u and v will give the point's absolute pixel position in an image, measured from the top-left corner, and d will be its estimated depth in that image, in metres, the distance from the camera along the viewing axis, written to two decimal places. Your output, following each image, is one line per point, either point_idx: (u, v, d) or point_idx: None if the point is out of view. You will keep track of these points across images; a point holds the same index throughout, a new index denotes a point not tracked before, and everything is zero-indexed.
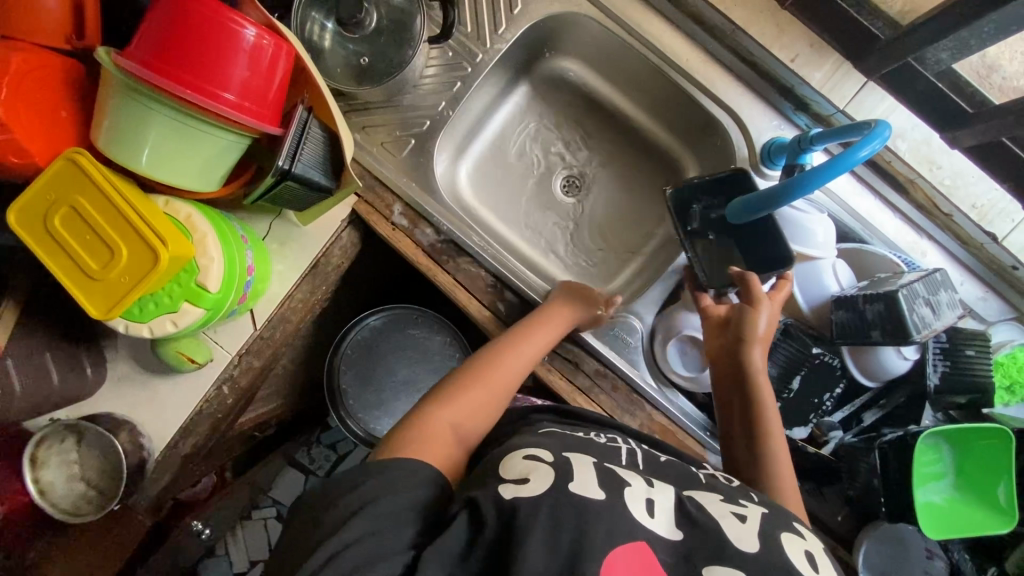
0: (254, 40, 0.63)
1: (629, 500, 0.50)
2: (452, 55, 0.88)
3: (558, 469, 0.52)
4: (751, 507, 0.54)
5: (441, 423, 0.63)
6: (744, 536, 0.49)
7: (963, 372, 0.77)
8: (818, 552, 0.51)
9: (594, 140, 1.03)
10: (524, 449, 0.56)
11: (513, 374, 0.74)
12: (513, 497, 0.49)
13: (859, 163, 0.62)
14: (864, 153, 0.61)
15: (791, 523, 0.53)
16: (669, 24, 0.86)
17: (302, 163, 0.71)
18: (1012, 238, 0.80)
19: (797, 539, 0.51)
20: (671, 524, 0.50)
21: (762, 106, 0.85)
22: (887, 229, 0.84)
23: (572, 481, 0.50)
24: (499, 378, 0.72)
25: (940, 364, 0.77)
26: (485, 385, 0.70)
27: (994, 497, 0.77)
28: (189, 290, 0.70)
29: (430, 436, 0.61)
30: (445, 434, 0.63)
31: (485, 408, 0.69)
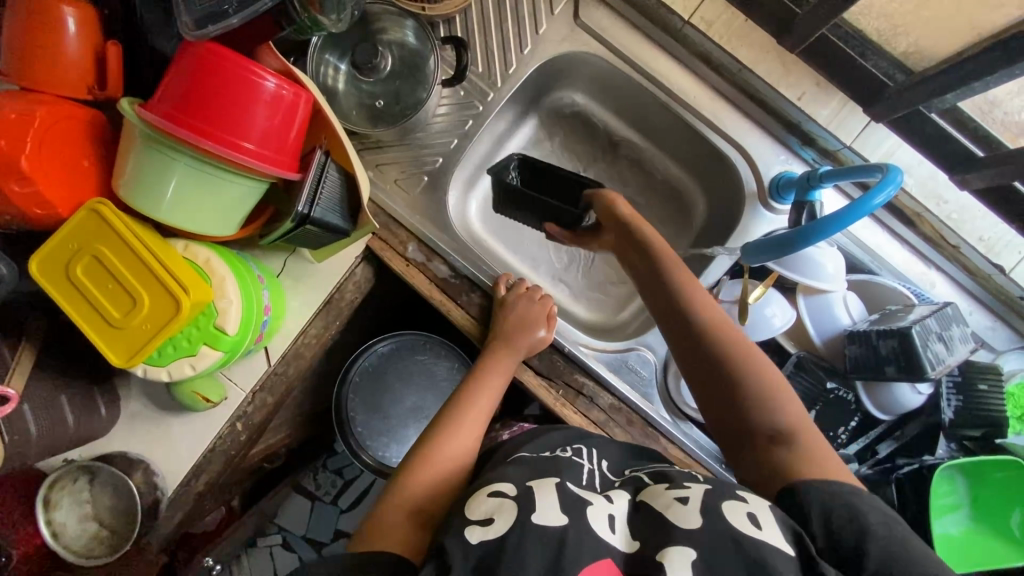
0: (274, 90, 0.65)
1: (591, 517, 0.52)
2: (464, 94, 0.89)
3: (521, 500, 0.54)
4: (695, 486, 0.55)
5: (399, 506, 0.61)
6: (683, 514, 0.51)
7: (977, 407, 0.76)
8: (762, 513, 0.51)
9: (602, 171, 1.05)
10: (485, 487, 0.57)
11: (472, 430, 0.72)
12: (479, 540, 0.50)
13: (874, 209, 0.62)
14: (880, 200, 0.61)
15: (734, 491, 0.54)
16: (675, 62, 0.88)
17: (320, 206, 0.72)
18: (1018, 269, 0.82)
19: (738, 502, 0.52)
20: (626, 535, 0.52)
21: (769, 141, 0.87)
22: (896, 259, 0.85)
23: (534, 511, 0.52)
24: (460, 438, 0.70)
25: (954, 399, 0.76)
26: (444, 448, 0.68)
27: (1012, 533, 0.78)
28: (208, 334, 0.71)
29: (389, 524, 0.59)
30: (401, 517, 0.60)
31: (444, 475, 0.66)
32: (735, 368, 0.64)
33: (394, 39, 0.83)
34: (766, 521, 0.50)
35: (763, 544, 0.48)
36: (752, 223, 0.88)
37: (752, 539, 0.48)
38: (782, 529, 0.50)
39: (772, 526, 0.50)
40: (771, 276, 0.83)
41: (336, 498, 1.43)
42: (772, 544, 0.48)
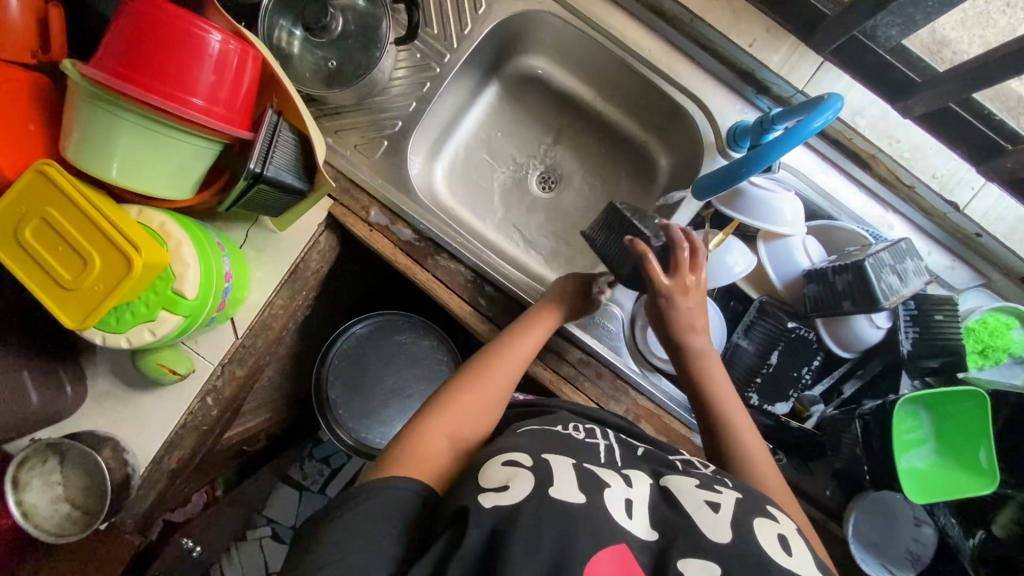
0: (219, 46, 0.64)
1: (609, 503, 0.50)
2: (420, 57, 0.89)
3: (539, 474, 0.52)
4: (726, 493, 0.55)
5: (432, 436, 0.63)
6: (715, 525, 0.49)
7: (933, 337, 0.77)
8: (791, 536, 0.51)
9: (565, 135, 1.05)
10: (503, 456, 0.55)
11: (508, 375, 0.73)
12: (491, 505, 0.48)
13: (813, 134, 0.66)
14: (818, 124, 0.65)
15: (765, 508, 0.54)
16: (628, 16, 0.88)
17: (274, 166, 0.71)
18: (973, 206, 0.82)
19: (770, 523, 0.51)
20: (646, 526, 0.50)
21: (725, 91, 0.88)
22: (853, 203, 0.87)
23: (551, 487, 0.50)
24: (495, 380, 0.72)
25: (911, 330, 0.78)
26: (482, 389, 0.70)
27: (982, 466, 0.77)
28: (166, 298, 0.70)
29: (423, 454, 0.60)
30: (438, 444, 0.62)
31: (480, 413, 0.68)
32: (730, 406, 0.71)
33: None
34: (795, 546, 0.50)
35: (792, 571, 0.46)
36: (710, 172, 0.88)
37: (782, 562, 0.47)
38: (811, 558, 0.49)
39: (800, 553, 0.49)
40: (731, 224, 0.84)
41: (323, 486, 1.42)
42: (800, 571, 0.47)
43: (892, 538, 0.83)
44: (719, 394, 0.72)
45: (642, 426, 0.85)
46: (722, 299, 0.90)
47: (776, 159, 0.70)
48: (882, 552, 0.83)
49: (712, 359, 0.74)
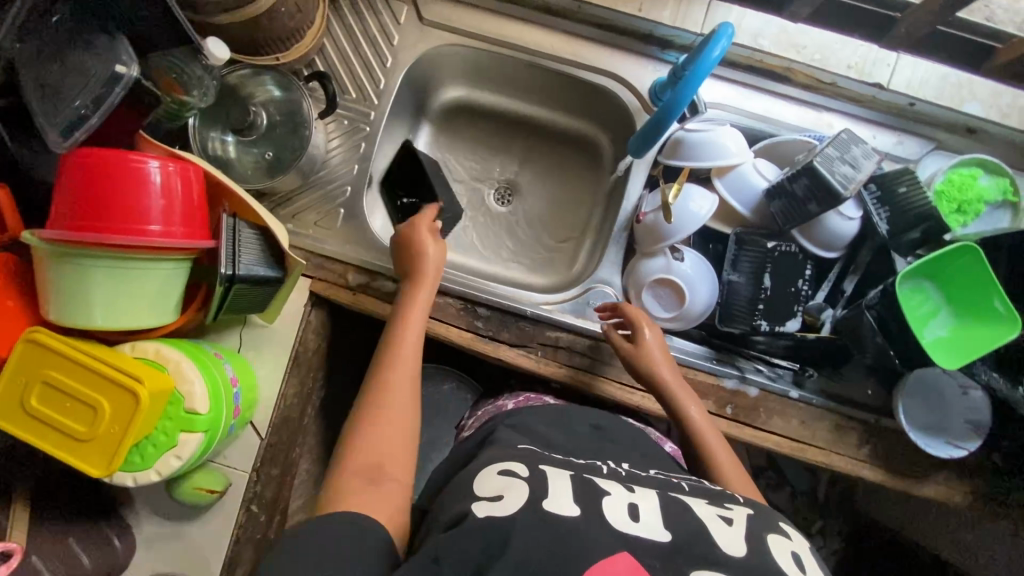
0: (160, 170, 0.68)
1: (607, 511, 0.52)
2: (348, 122, 0.93)
3: (533, 485, 0.55)
4: (736, 509, 0.57)
5: (359, 464, 0.59)
6: (731, 540, 0.51)
7: (903, 209, 0.77)
8: (804, 554, 0.53)
9: (507, 148, 1.10)
10: (499, 467, 0.59)
11: (407, 380, 0.67)
12: (487, 515, 0.51)
13: (717, 63, 0.69)
14: (717, 53, 0.68)
15: (779, 525, 0.56)
16: (522, 22, 0.93)
17: (244, 264, 0.74)
18: (896, 80, 0.87)
19: (783, 540, 0.53)
20: (659, 528, 0.51)
21: (633, 57, 0.91)
22: (789, 116, 0.89)
23: (547, 499, 0.52)
24: (403, 390, 0.66)
25: (883, 211, 0.79)
26: (395, 393, 0.65)
27: (998, 309, 0.78)
28: (181, 420, 0.72)
29: (355, 493, 0.56)
30: (364, 473, 0.58)
31: (402, 414, 0.64)
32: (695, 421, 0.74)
33: (258, 94, 0.85)
34: (807, 564, 0.52)
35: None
36: None
37: None
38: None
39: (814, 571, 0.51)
40: (683, 173, 0.86)
41: None
42: None
43: (944, 412, 0.84)
44: (724, 465, 0.69)
45: None
46: (701, 245, 0.91)
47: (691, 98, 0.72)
48: (946, 431, 0.84)
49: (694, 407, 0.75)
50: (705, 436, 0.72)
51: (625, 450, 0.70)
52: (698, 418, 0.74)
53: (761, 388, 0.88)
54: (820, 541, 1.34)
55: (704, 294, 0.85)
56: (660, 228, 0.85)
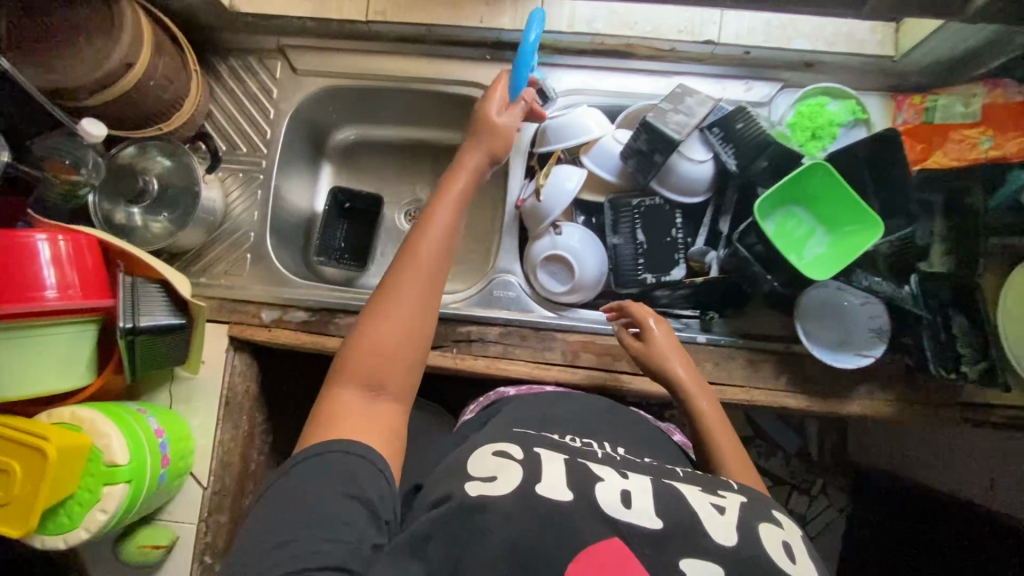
0: (49, 244, 0.72)
1: (600, 497, 0.53)
2: (243, 174, 1.00)
3: (528, 467, 0.56)
4: (730, 496, 0.57)
5: (350, 385, 0.60)
6: (721, 528, 0.52)
7: (744, 144, 0.83)
8: (795, 540, 0.54)
9: (409, 172, 1.17)
10: (496, 447, 0.60)
11: (412, 317, 0.63)
12: (480, 494, 0.52)
13: (536, 42, 0.79)
14: (533, 35, 0.79)
15: (770, 514, 0.56)
16: (384, 54, 1.00)
17: (145, 317, 0.79)
18: (724, 35, 0.92)
19: (774, 530, 0.54)
20: (650, 514, 0.52)
21: (490, 64, 0.99)
22: (640, 87, 0.96)
23: (539, 482, 0.54)
24: (402, 324, 0.63)
25: (728, 150, 0.84)
26: (391, 328, 0.62)
27: (858, 209, 0.81)
28: (103, 474, 0.74)
29: (337, 416, 0.58)
30: (354, 404, 0.59)
31: (406, 347, 0.62)
32: (704, 409, 0.75)
33: (147, 163, 0.91)
34: (798, 553, 0.52)
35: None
36: (522, 128, 0.98)
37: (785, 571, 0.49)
38: (812, 566, 0.52)
39: (803, 559, 0.52)
40: (552, 157, 0.92)
41: None
42: None
43: (849, 329, 0.86)
44: (718, 434, 0.72)
45: (584, 357, 0.90)
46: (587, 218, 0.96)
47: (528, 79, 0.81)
48: (851, 343, 0.86)
49: (703, 396, 0.76)
50: (704, 415, 0.74)
51: (626, 437, 0.73)
52: (706, 407, 0.74)
53: None
54: (825, 500, 1.30)
55: (592, 262, 0.89)
56: (536, 210, 0.91)
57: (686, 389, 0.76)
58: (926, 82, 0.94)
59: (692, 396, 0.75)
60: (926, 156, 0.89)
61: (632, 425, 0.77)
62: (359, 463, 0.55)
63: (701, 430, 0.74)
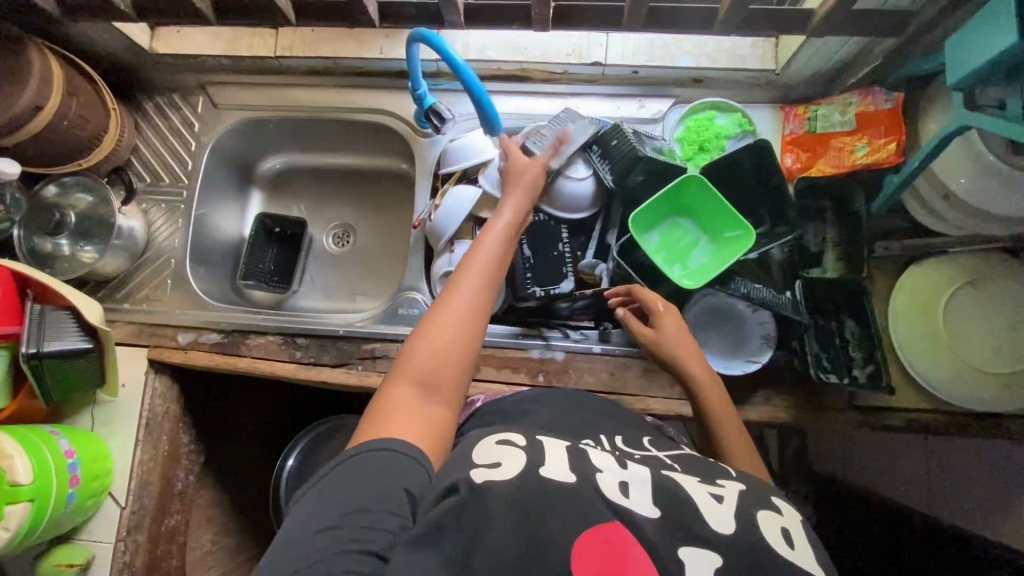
0: None
1: (602, 487, 0.50)
2: (166, 204, 1.06)
3: (530, 454, 0.54)
4: (728, 486, 0.53)
5: (412, 376, 0.60)
6: (719, 516, 0.48)
7: (618, 161, 0.87)
8: (795, 528, 0.50)
9: (336, 197, 1.21)
10: (497, 437, 0.57)
11: (462, 319, 0.64)
12: (485, 479, 0.50)
13: (453, 52, 0.78)
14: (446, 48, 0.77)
15: (769, 500, 0.52)
16: (298, 87, 1.06)
17: (51, 342, 0.83)
18: (611, 57, 0.97)
19: (773, 516, 0.50)
20: (647, 504, 0.49)
21: (395, 92, 1.04)
22: (537, 109, 1.00)
23: (542, 467, 0.52)
24: (456, 324, 0.63)
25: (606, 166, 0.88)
26: (447, 326, 0.63)
27: (732, 217, 0.83)
28: (6, 495, 0.78)
29: (401, 410, 0.58)
30: (411, 398, 0.59)
31: (464, 343, 0.63)
32: (713, 398, 0.72)
33: (66, 198, 0.98)
34: (799, 539, 0.48)
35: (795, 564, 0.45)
36: (428, 151, 1.02)
37: (785, 558, 0.46)
38: (813, 553, 0.48)
39: (804, 548, 0.48)
40: (451, 179, 0.96)
41: None
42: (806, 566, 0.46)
43: (734, 332, 0.89)
44: (726, 430, 0.70)
45: (484, 371, 0.92)
46: None
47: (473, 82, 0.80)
48: (745, 349, 0.88)
49: (712, 385, 0.73)
50: (715, 408, 0.71)
51: (637, 430, 0.71)
52: (713, 395, 0.72)
53: (568, 351, 0.92)
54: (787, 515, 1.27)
55: None
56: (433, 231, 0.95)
57: (698, 380, 0.73)
58: (813, 93, 0.97)
59: (702, 388, 0.73)
60: (810, 165, 0.92)
61: (630, 419, 0.74)
62: (403, 461, 0.53)
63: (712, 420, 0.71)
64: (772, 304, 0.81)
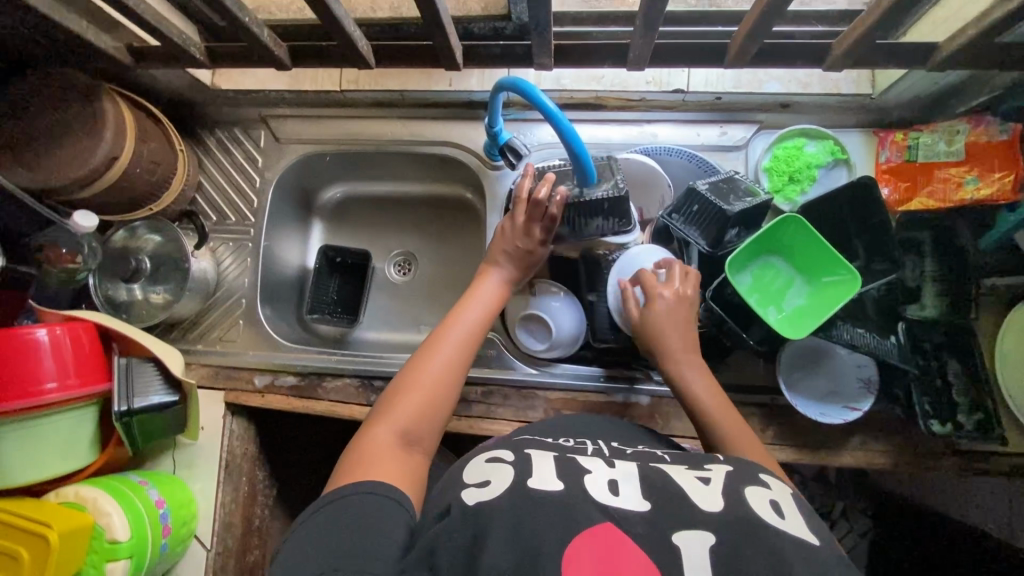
0: (48, 334, 0.76)
1: (590, 487, 0.54)
2: (234, 241, 1.04)
3: (519, 467, 0.58)
4: (715, 468, 0.59)
5: (388, 429, 0.68)
6: (707, 496, 0.53)
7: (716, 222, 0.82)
8: (784, 499, 0.55)
9: (397, 225, 1.19)
10: (488, 456, 0.63)
11: (439, 379, 0.74)
12: (476, 501, 0.54)
13: (548, 103, 0.71)
14: (543, 99, 0.71)
15: (757, 477, 0.58)
16: (362, 119, 1.03)
17: (139, 397, 0.83)
18: (692, 84, 0.94)
19: (761, 491, 0.56)
20: (637, 499, 0.53)
21: (464, 123, 1.00)
22: (614, 139, 0.97)
23: (531, 479, 0.56)
24: (434, 379, 0.74)
25: (699, 227, 0.84)
26: (427, 381, 0.73)
27: (835, 260, 0.79)
28: (104, 552, 0.78)
29: (380, 452, 0.66)
30: (391, 444, 0.67)
31: (435, 398, 0.73)
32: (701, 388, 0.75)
33: (135, 242, 0.96)
34: (787, 509, 0.54)
35: (787, 531, 0.50)
36: (499, 185, 0.99)
37: (776, 524, 0.51)
38: (803, 522, 0.53)
39: (792, 514, 0.53)
40: None
41: None
42: (797, 532, 0.50)
43: (830, 376, 0.86)
44: (733, 427, 0.71)
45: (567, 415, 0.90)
46: (567, 272, 0.96)
47: (567, 131, 0.73)
48: (841, 395, 0.85)
49: (698, 372, 0.76)
50: (704, 399, 0.74)
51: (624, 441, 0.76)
52: (697, 384, 0.75)
53: (653, 394, 0.90)
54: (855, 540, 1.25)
55: (568, 321, 0.90)
56: None
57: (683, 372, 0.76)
58: (909, 117, 0.92)
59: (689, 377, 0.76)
60: (910, 196, 0.87)
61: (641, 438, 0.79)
62: (387, 495, 0.60)
63: (702, 412, 0.73)
64: (874, 351, 0.79)
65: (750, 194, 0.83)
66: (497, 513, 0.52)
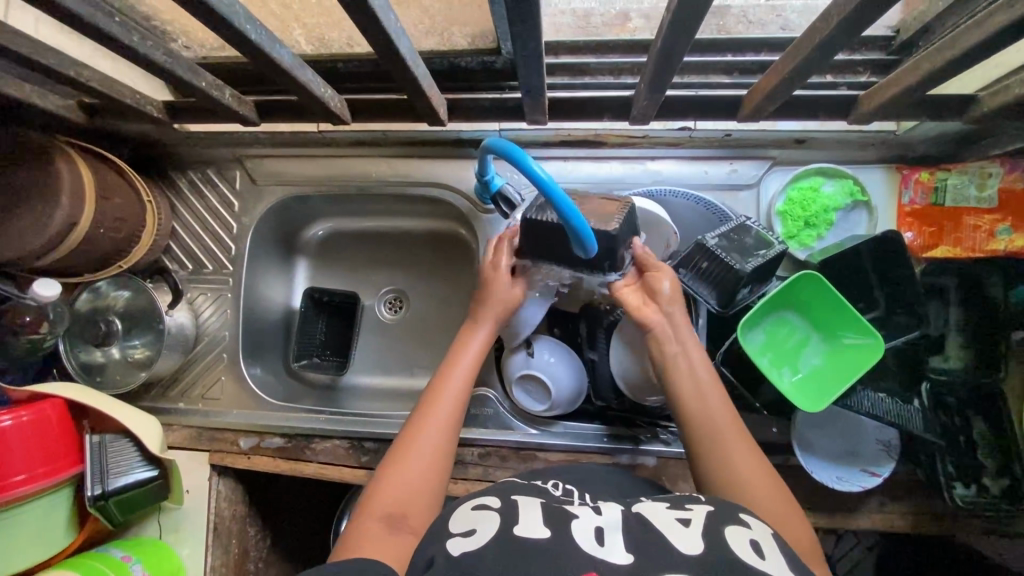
0: (12, 421, 0.71)
1: (575, 533, 0.52)
2: (214, 290, 0.98)
3: (507, 514, 0.55)
4: (696, 508, 0.56)
5: (377, 506, 0.62)
6: (686, 538, 0.51)
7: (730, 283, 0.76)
8: (764, 539, 0.52)
9: (387, 261, 1.12)
10: (473, 502, 0.61)
11: (431, 442, 0.67)
12: (461, 552, 0.52)
13: (543, 173, 0.60)
14: (536, 168, 0.60)
15: (737, 516, 0.55)
16: (344, 158, 0.96)
17: (113, 477, 0.79)
18: (700, 128, 0.88)
19: (741, 530, 0.52)
20: (622, 550, 0.50)
21: (453, 162, 0.93)
22: (615, 179, 0.89)
23: (516, 527, 0.53)
24: (425, 443, 0.67)
25: (710, 286, 0.77)
26: (417, 447, 0.67)
27: (856, 321, 0.74)
28: None
29: (369, 535, 0.60)
30: (380, 523, 0.61)
31: (427, 464, 0.66)
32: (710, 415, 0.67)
33: (103, 301, 0.91)
34: (767, 550, 0.51)
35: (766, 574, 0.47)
36: (492, 229, 0.92)
37: (755, 567, 0.48)
38: (783, 562, 0.50)
39: (772, 555, 0.50)
40: None
41: None
42: (776, 574, 0.48)
43: (849, 439, 0.80)
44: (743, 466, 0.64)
45: None
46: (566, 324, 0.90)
47: (566, 204, 0.62)
48: (860, 457, 0.80)
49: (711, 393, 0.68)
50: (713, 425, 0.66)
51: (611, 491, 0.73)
52: (710, 406, 0.67)
53: (658, 455, 0.85)
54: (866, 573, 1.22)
55: (568, 381, 0.85)
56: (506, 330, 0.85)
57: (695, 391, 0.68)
58: (935, 151, 0.85)
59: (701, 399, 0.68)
60: (935, 242, 0.81)
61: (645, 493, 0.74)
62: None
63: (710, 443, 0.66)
64: (898, 419, 0.73)
65: (764, 246, 0.77)
66: (483, 565, 0.49)
